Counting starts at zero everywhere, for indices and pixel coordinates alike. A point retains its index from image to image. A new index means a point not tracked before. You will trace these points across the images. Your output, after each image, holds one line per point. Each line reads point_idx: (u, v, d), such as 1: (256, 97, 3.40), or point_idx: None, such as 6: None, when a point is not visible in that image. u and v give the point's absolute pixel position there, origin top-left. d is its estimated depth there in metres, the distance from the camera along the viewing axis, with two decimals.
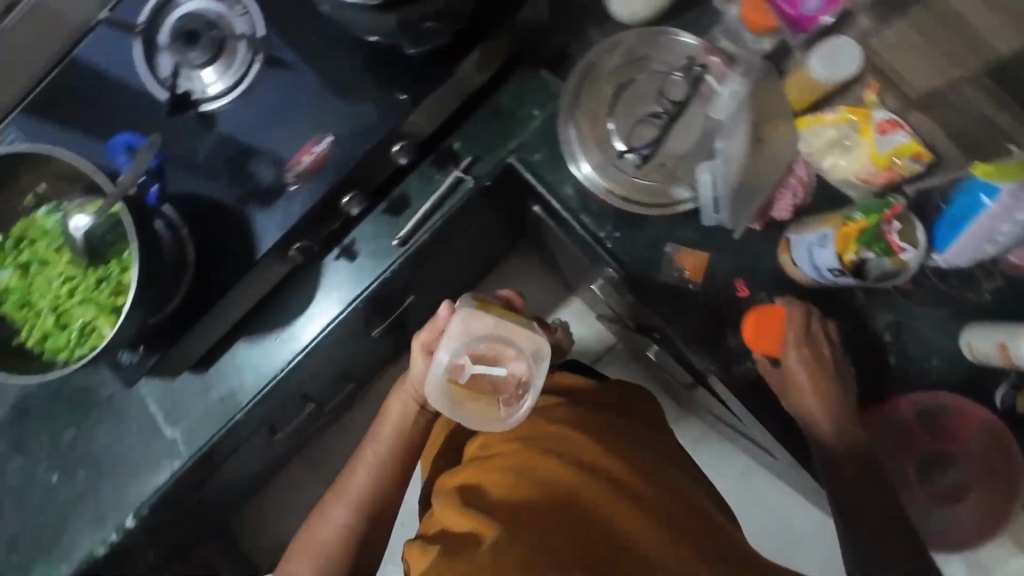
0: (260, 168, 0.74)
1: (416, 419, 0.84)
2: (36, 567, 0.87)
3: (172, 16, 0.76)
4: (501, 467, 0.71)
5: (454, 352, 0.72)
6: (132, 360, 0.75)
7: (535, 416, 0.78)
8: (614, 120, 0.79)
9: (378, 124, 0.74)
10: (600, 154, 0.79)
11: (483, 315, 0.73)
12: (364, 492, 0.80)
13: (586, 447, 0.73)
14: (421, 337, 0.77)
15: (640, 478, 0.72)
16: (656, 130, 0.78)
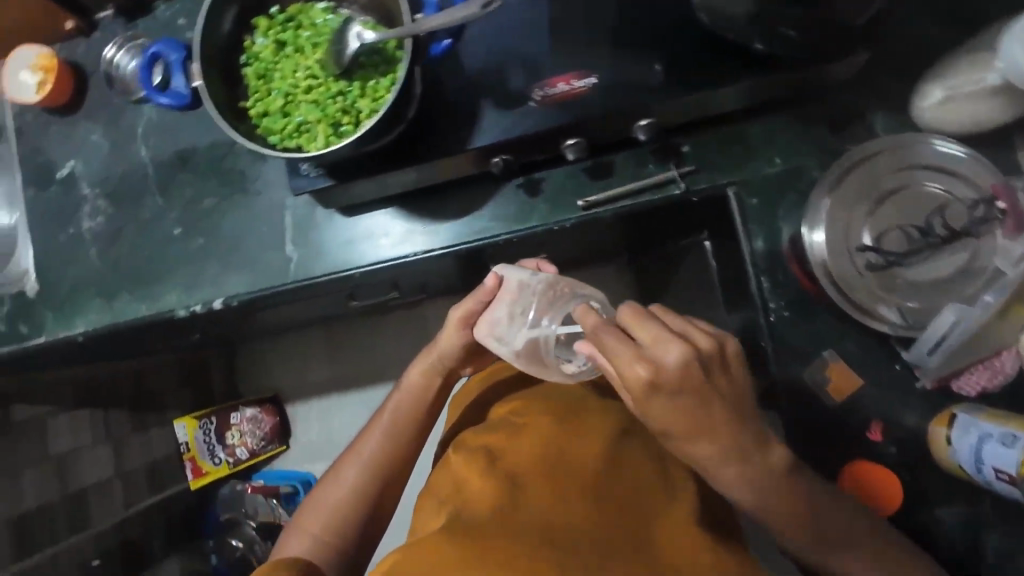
0: (514, 70, 0.73)
1: (437, 386, 0.89)
2: (122, 293, 0.93)
3: None
4: (512, 436, 0.78)
5: (515, 314, 0.75)
6: (309, 174, 0.76)
7: (549, 405, 0.83)
8: (877, 210, 0.72)
9: (643, 91, 0.71)
10: (844, 236, 0.72)
11: (536, 290, 0.75)
12: (376, 459, 0.85)
13: (593, 437, 0.77)
14: (460, 313, 0.83)
15: (644, 477, 0.74)
16: (913, 245, 0.71)
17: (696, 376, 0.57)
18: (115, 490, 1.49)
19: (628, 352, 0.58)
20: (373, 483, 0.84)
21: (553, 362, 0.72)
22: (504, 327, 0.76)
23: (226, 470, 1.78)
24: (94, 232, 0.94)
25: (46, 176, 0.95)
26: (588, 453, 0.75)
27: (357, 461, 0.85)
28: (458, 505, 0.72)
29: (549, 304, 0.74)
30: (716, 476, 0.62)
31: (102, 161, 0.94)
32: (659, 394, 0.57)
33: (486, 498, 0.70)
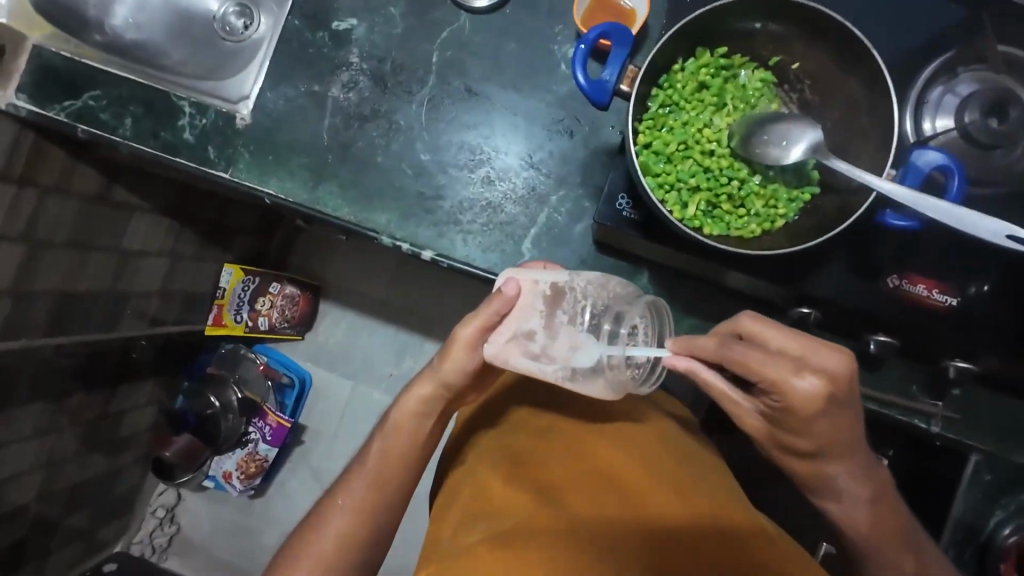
0: (879, 241, 0.67)
1: (428, 429, 0.74)
2: (332, 180, 0.83)
3: (980, 81, 0.66)
4: (540, 441, 0.72)
5: (554, 321, 0.65)
6: (623, 210, 0.69)
7: (560, 408, 0.76)
8: None
9: (980, 337, 0.67)
10: None
11: (580, 295, 0.65)
12: (366, 506, 0.71)
13: (618, 424, 0.74)
14: (474, 332, 0.67)
15: (668, 447, 0.72)
16: None
17: (851, 381, 0.55)
18: (150, 306, 1.35)
19: (773, 356, 0.55)
20: (362, 533, 0.71)
21: (604, 369, 0.63)
22: (540, 340, 0.64)
23: (241, 332, 1.54)
24: (338, 103, 0.84)
25: (321, 18, 0.85)
26: (616, 456, 0.70)
27: (343, 513, 0.71)
28: (486, 518, 0.64)
29: (593, 307, 0.65)
30: (836, 484, 0.63)
31: (387, 39, 0.84)
32: (840, 405, 0.56)
33: (518, 504, 0.64)
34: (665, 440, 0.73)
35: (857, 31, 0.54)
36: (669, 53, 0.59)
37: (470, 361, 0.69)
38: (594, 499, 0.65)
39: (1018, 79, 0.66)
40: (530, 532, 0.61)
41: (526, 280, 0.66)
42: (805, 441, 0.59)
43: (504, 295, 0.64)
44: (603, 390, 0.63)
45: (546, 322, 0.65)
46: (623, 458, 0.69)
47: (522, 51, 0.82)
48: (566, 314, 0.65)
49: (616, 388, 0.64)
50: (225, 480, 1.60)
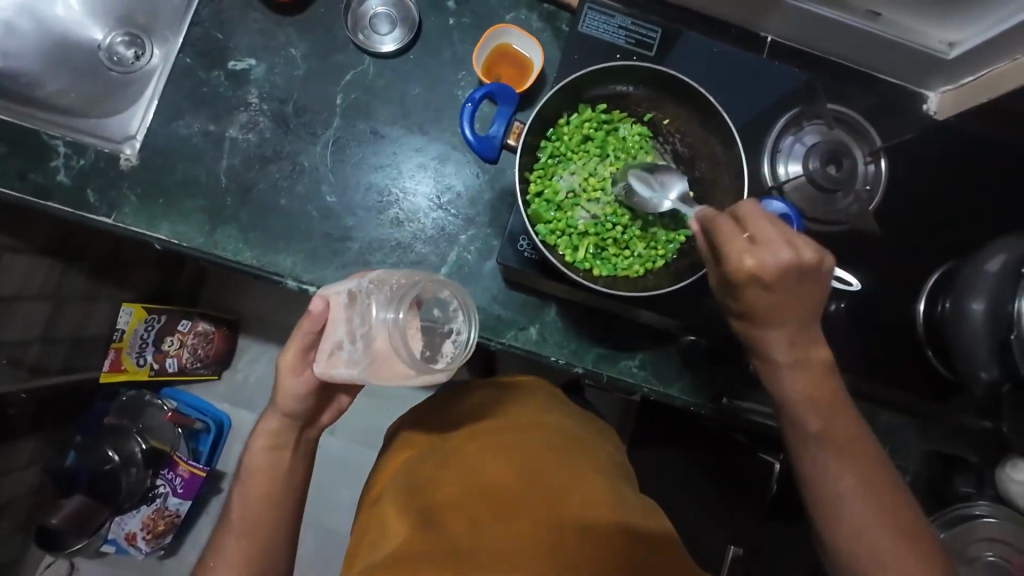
0: None
1: (288, 462, 0.70)
2: (232, 223, 0.80)
3: (820, 133, 0.77)
4: (434, 464, 0.69)
5: (354, 328, 0.59)
6: (528, 253, 0.72)
7: (457, 431, 0.74)
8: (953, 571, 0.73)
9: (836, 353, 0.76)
10: None
11: (369, 295, 0.59)
12: (237, 557, 0.66)
13: (513, 435, 0.71)
14: (294, 353, 0.64)
15: (559, 455, 0.69)
16: None
17: (821, 272, 0.56)
18: (27, 355, 1.20)
19: (771, 224, 0.55)
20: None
21: (401, 358, 0.55)
22: (350, 348, 0.59)
23: (146, 375, 1.40)
24: (237, 144, 0.81)
25: (217, 57, 0.82)
26: (502, 470, 0.66)
27: (217, 571, 0.66)
28: (377, 551, 0.62)
29: (383, 301, 0.58)
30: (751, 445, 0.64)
31: (289, 80, 0.83)
32: (793, 285, 0.55)
33: (402, 532, 0.62)
34: (559, 449, 0.70)
35: (710, 96, 0.62)
36: (552, 111, 0.63)
37: (298, 385, 0.65)
38: (480, 517, 0.62)
39: (849, 133, 0.78)
40: (407, 561, 0.57)
41: (333, 294, 0.62)
42: (756, 321, 0.59)
43: (309, 315, 0.62)
44: (417, 378, 0.55)
45: (354, 329, 0.59)
46: (509, 472, 0.66)
47: (427, 95, 0.84)
48: (361, 322, 0.59)
49: (432, 373, 0.55)
50: (128, 544, 1.43)
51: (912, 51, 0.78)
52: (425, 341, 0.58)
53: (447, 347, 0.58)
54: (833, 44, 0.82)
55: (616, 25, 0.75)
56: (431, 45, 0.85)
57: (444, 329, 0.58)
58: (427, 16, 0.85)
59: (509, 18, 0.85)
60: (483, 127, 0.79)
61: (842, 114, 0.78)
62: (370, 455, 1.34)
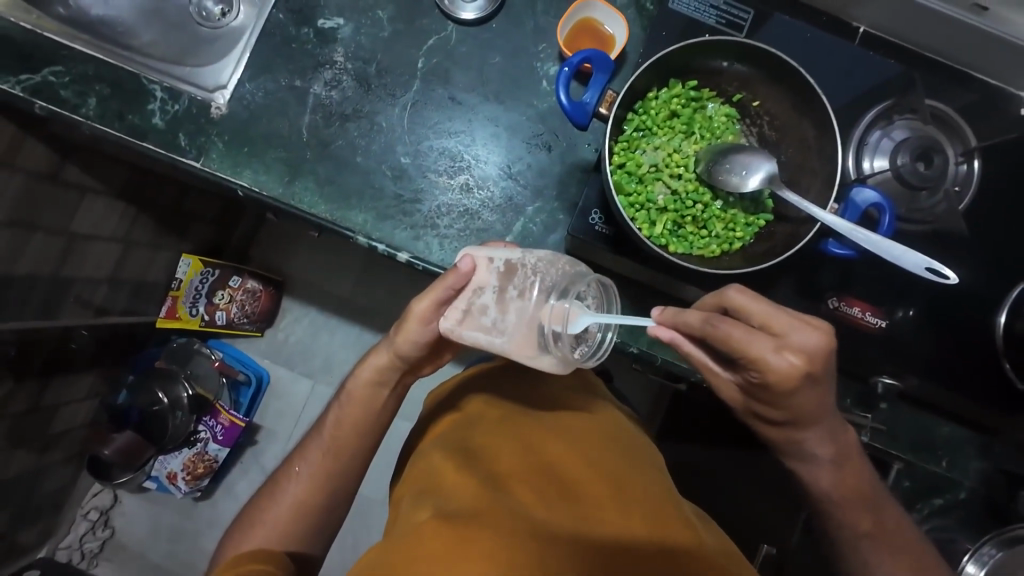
0: (823, 267, 0.73)
1: (383, 400, 0.73)
2: (309, 178, 0.83)
3: (912, 127, 0.74)
4: (489, 432, 0.70)
5: (506, 297, 0.63)
6: (600, 227, 0.73)
7: (511, 408, 0.75)
8: None
9: (904, 357, 0.74)
10: None
11: (534, 271, 0.63)
12: (311, 472, 0.72)
13: (569, 420, 0.73)
14: (427, 305, 0.65)
15: (616, 444, 0.70)
16: None
17: (818, 358, 0.55)
18: (97, 294, 1.27)
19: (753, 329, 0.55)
20: (315, 497, 0.72)
21: (552, 348, 0.61)
22: (492, 315, 0.63)
23: (197, 325, 1.47)
24: (319, 101, 0.84)
25: (306, 16, 0.85)
26: (562, 450, 0.68)
27: (297, 482, 0.72)
28: (433, 498, 0.63)
29: (548, 284, 0.62)
30: (805, 447, 0.65)
31: (373, 42, 0.85)
32: (812, 384, 0.56)
33: (465, 488, 0.62)
34: (617, 442, 0.71)
35: (811, 80, 0.61)
36: (644, 84, 0.64)
37: (422, 333, 0.67)
38: (542, 490, 0.63)
39: (942, 130, 0.76)
40: (479, 513, 0.58)
41: (482, 256, 0.64)
42: (777, 411, 0.60)
43: (456, 272, 0.63)
44: (554, 369, 0.61)
45: (505, 298, 0.63)
46: (570, 451, 0.67)
47: (506, 65, 0.85)
48: (518, 295, 0.62)
49: (567, 366, 0.62)
50: (168, 482, 1.51)
51: (1018, 51, 0.75)
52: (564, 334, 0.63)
53: (578, 345, 0.64)
54: (929, 37, 0.79)
55: (707, 4, 0.74)
56: (514, 15, 0.85)
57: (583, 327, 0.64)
58: None
59: None
60: (576, 97, 0.79)
61: (937, 110, 0.76)
62: (401, 423, 1.37)
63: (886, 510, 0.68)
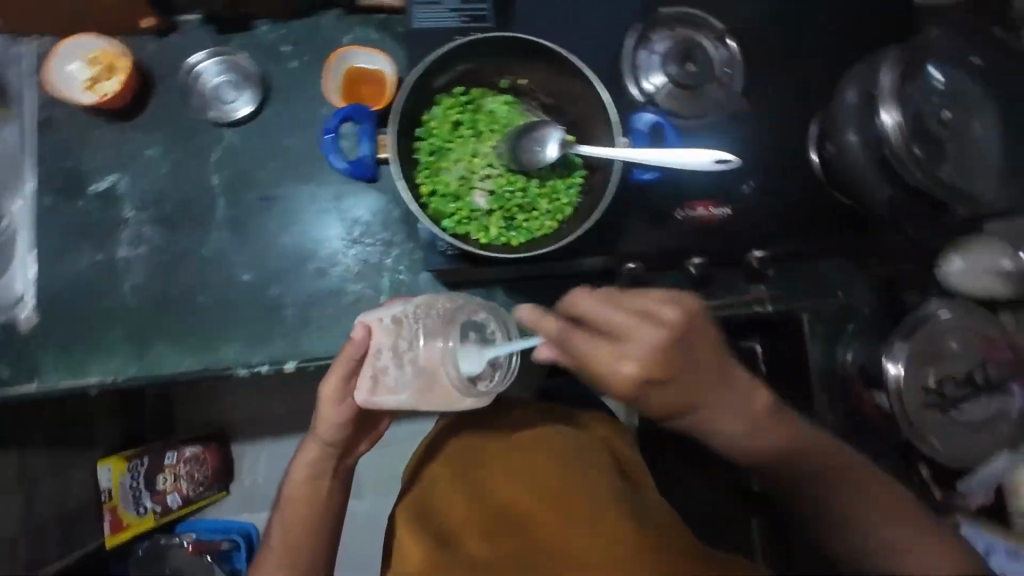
0: (657, 189, 0.79)
1: (327, 489, 0.75)
2: (160, 339, 0.78)
3: (667, 37, 0.80)
4: (446, 481, 0.71)
5: (399, 351, 0.62)
6: (446, 251, 0.73)
7: (467, 447, 0.75)
8: (931, 371, 0.80)
9: (761, 227, 0.81)
10: (914, 377, 0.79)
11: (415, 318, 0.62)
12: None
13: (517, 443, 0.73)
14: (335, 380, 0.68)
15: (565, 457, 0.70)
16: (962, 390, 0.80)
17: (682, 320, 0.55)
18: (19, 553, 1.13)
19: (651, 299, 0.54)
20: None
21: (461, 386, 0.59)
22: (391, 372, 0.63)
23: (151, 523, 1.34)
24: (132, 262, 0.79)
25: (77, 186, 0.80)
26: (510, 483, 0.69)
27: None
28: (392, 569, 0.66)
29: (432, 324, 0.62)
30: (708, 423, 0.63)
31: (158, 180, 0.81)
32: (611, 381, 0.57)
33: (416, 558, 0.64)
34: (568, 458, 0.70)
35: (550, 45, 0.64)
36: (413, 110, 0.65)
37: (342, 412, 0.71)
38: (491, 534, 0.65)
39: (695, 27, 0.83)
40: None
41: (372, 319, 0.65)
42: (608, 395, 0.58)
43: (352, 341, 0.65)
44: (475, 401, 0.61)
45: (396, 352, 0.62)
46: (516, 480, 0.69)
47: (299, 142, 0.84)
48: (411, 355, 0.62)
49: (479, 399, 0.61)
50: None
51: None
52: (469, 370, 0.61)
53: (490, 372, 0.61)
54: None
55: (447, 10, 0.77)
56: (283, 94, 0.84)
57: (487, 351, 0.62)
58: (268, 69, 0.84)
59: (349, 41, 0.85)
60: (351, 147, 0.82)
61: (679, 15, 0.83)
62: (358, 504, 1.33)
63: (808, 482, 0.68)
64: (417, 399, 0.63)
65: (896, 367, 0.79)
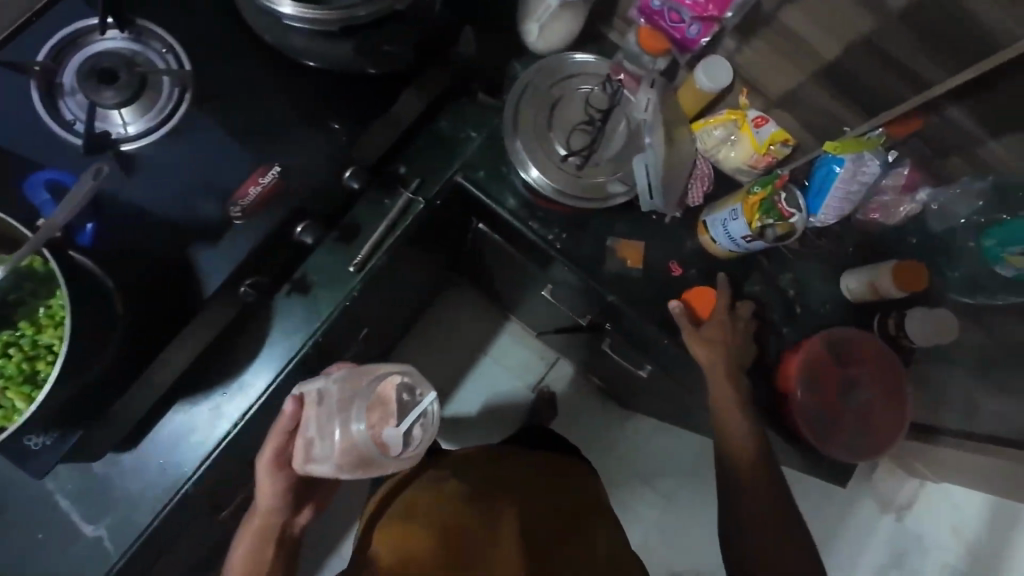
0: (199, 206, 0.68)
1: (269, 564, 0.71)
2: None
3: (70, 65, 0.67)
4: (408, 552, 0.70)
5: (317, 420, 0.66)
6: (46, 444, 0.64)
7: (400, 521, 0.75)
8: (558, 138, 0.76)
9: (328, 152, 0.73)
10: (549, 163, 0.76)
11: (341, 381, 0.67)
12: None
13: (465, 490, 0.77)
14: (269, 457, 0.70)
15: (501, 487, 0.79)
16: (593, 135, 0.77)
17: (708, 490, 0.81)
18: None
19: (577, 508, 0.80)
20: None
21: (392, 455, 0.61)
22: (314, 441, 0.67)
23: None
24: None
25: None
26: (478, 534, 0.71)
27: None
28: None
29: (358, 396, 0.64)
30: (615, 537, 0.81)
31: None
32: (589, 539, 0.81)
33: None
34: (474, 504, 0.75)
35: None
36: None
37: (278, 480, 0.72)
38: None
39: (91, 32, 0.69)
40: None
41: (303, 390, 0.70)
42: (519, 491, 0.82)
43: (285, 414, 0.68)
44: (398, 462, 0.63)
45: (315, 423, 0.67)
46: (479, 529, 0.72)
47: None
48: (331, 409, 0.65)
49: (405, 459, 0.62)
50: None
51: None
52: (382, 431, 0.62)
53: (415, 432, 0.62)
54: None
55: None
56: None
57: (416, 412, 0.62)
58: None
59: None
60: None
61: (56, 48, 0.68)
62: None
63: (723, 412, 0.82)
64: (331, 466, 0.65)
65: (535, 174, 0.78)
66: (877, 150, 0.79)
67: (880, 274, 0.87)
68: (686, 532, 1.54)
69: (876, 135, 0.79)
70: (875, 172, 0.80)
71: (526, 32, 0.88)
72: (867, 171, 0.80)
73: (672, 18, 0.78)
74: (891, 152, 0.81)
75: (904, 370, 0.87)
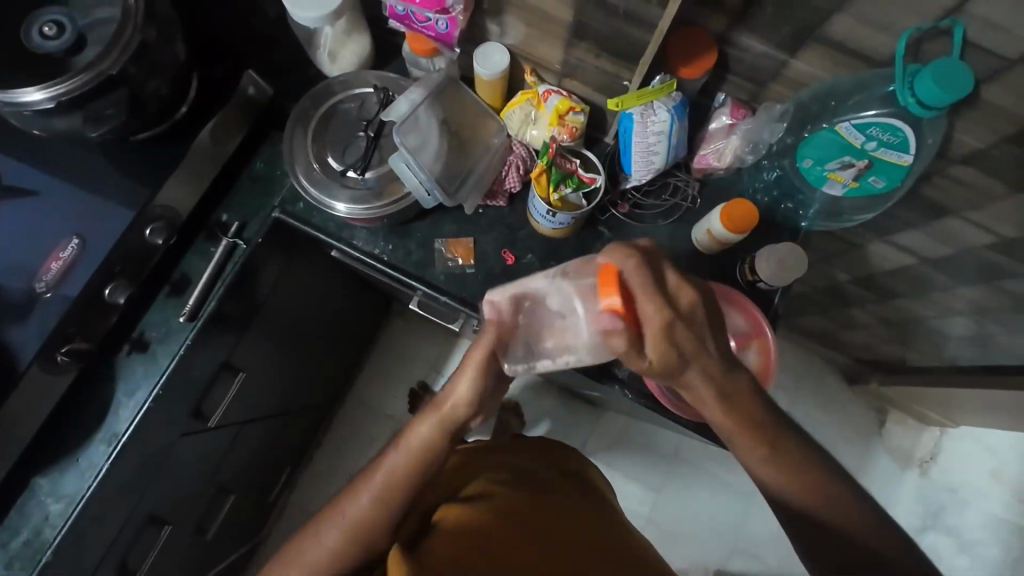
0: (5, 286, 0.73)
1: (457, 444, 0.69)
2: None
3: None
4: (483, 524, 0.71)
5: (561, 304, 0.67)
6: None
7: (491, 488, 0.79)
8: (333, 157, 0.83)
9: (122, 213, 0.77)
10: (335, 183, 0.82)
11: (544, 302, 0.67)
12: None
13: (565, 485, 0.85)
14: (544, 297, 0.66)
15: (576, 494, 0.84)
16: (366, 146, 0.82)
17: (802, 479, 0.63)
18: None
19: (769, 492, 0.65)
20: (354, 553, 0.67)
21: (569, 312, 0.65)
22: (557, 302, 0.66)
23: None
24: None
25: None
26: (554, 518, 0.75)
27: None
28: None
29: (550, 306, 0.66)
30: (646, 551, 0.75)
31: None
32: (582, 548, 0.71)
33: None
34: (531, 503, 0.77)
35: None
36: None
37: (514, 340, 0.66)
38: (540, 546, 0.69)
39: None
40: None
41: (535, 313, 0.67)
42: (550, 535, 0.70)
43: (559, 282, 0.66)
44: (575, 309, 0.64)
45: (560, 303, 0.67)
46: (550, 514, 0.76)
47: None
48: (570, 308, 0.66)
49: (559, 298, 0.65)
50: None
51: None
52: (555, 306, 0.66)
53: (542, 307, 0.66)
54: None
55: None
56: None
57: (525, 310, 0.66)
58: None
59: None
60: None
61: None
62: None
63: (767, 426, 0.67)
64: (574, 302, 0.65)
65: (345, 207, 0.81)
66: (672, 95, 0.78)
67: (713, 222, 0.83)
68: (695, 532, 1.53)
69: (662, 82, 0.77)
70: (664, 119, 0.78)
71: (320, 64, 0.90)
72: (658, 120, 0.78)
73: (419, 20, 0.77)
74: (680, 94, 0.79)
75: (767, 332, 0.82)
